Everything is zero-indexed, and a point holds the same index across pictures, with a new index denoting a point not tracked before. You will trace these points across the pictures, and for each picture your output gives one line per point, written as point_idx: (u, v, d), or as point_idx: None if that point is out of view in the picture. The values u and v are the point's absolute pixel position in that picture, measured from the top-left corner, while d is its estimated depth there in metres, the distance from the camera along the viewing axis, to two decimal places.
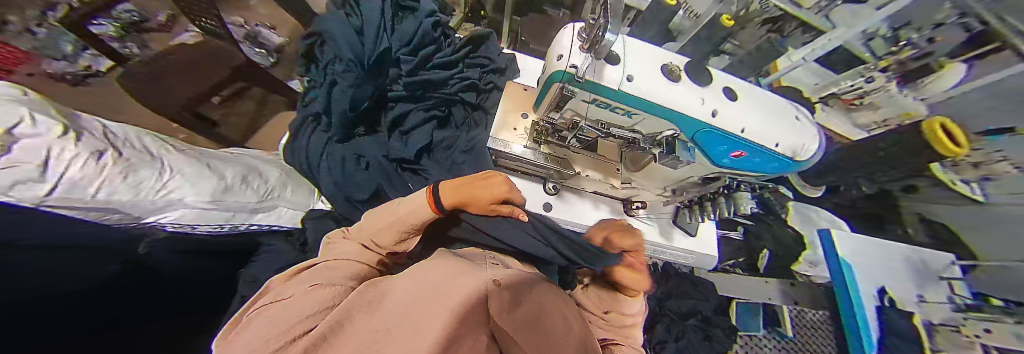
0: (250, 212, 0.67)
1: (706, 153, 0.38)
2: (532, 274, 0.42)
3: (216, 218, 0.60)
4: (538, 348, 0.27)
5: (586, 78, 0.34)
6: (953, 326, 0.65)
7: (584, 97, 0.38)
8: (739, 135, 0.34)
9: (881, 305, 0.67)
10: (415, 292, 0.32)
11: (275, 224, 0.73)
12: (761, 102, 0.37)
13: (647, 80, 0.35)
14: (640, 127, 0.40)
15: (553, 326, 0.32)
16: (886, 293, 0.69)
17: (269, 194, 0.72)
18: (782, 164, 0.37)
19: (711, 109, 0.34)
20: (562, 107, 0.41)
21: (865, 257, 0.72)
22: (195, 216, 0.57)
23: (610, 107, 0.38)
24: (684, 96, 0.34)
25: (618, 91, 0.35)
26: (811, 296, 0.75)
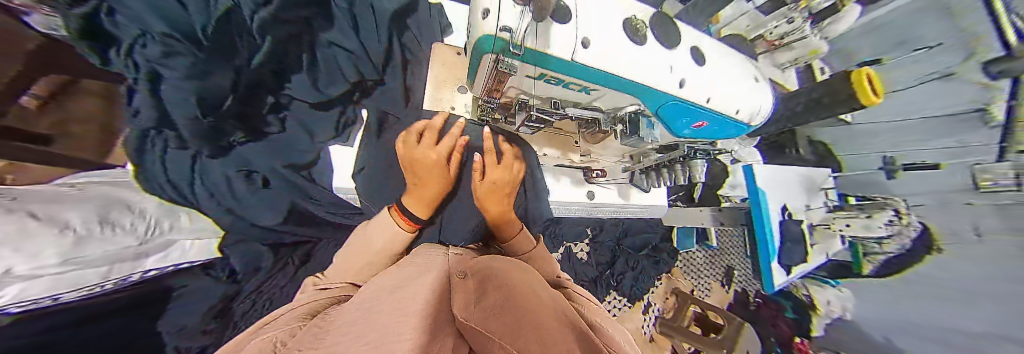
0: (133, 258, 0.49)
1: (669, 125, 0.36)
2: (507, 264, 0.38)
3: (89, 278, 0.41)
4: (509, 320, 0.18)
5: (525, 47, 0.25)
6: (826, 225, 0.80)
7: (527, 72, 0.28)
8: (702, 105, 0.33)
9: (785, 219, 0.74)
10: (370, 307, 0.25)
11: (184, 261, 0.57)
12: (720, 65, 0.34)
13: (606, 41, 0.26)
14: (599, 102, 0.35)
15: (527, 296, 0.25)
16: (787, 210, 0.76)
17: (158, 228, 0.53)
18: (738, 128, 0.39)
19: (679, 78, 0.30)
20: (504, 85, 0.31)
21: (775, 183, 0.76)
22: (49, 285, 0.35)
23: (563, 82, 0.30)
24: (653, 61, 0.28)
25: (571, 63, 0.26)
26: (732, 217, 0.87)
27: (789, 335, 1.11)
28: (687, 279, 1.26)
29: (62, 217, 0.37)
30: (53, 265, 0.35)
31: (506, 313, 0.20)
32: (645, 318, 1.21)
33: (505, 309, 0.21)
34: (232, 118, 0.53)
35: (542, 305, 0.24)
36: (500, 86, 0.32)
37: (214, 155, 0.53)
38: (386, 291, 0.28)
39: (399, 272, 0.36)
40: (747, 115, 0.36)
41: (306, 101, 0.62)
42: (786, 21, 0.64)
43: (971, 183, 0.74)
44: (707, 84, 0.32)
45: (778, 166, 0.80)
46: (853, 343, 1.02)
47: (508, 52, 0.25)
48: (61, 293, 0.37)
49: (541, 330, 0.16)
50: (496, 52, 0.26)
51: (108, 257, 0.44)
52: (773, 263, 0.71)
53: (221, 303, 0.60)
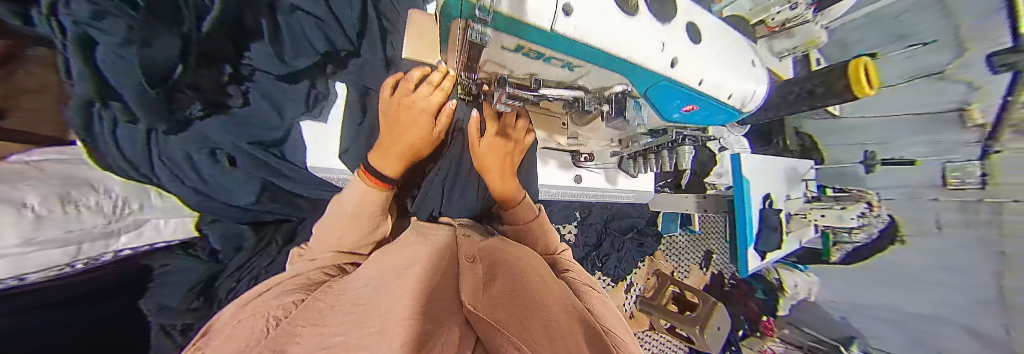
0: (103, 237, 0.46)
1: (658, 108, 0.33)
2: (509, 249, 0.40)
3: (58, 257, 0.39)
4: (521, 319, 0.20)
5: (494, 13, 0.17)
6: (802, 214, 0.82)
7: (505, 44, 0.22)
8: (695, 88, 0.30)
9: (764, 208, 0.77)
10: (383, 286, 0.26)
11: (159, 240, 0.55)
12: (722, 43, 0.33)
13: (592, 9, 0.20)
14: (584, 81, 0.31)
15: (534, 289, 0.27)
16: (768, 199, 0.78)
17: (126, 208, 0.50)
18: (728, 115, 0.37)
19: (672, 56, 0.26)
20: (476, 60, 0.26)
21: (760, 174, 0.77)
22: (12, 266, 0.33)
23: (544, 56, 0.24)
24: (644, 38, 0.23)
25: (550, 34, 0.19)
26: (715, 204, 0.90)
27: (757, 313, 1.16)
28: (669, 261, 1.32)
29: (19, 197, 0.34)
30: (9, 245, 0.32)
31: (510, 310, 0.22)
32: (627, 298, 1.28)
33: (510, 303, 0.24)
34: (188, 88, 0.44)
35: (543, 295, 0.26)
36: (473, 62, 0.26)
37: (170, 130, 0.47)
38: (398, 271, 0.29)
39: (408, 251, 0.37)
40: (739, 99, 0.34)
41: (270, 73, 0.52)
42: (789, 6, 0.62)
43: (939, 181, 0.79)
44: (700, 64, 0.29)
45: (765, 156, 0.80)
46: (816, 324, 1.09)
47: (477, 20, 0.19)
48: (29, 274, 0.35)
49: (548, 333, 0.17)
50: (465, 18, 0.20)
51: (75, 236, 0.41)
52: (750, 249, 0.75)
53: (205, 281, 0.60)
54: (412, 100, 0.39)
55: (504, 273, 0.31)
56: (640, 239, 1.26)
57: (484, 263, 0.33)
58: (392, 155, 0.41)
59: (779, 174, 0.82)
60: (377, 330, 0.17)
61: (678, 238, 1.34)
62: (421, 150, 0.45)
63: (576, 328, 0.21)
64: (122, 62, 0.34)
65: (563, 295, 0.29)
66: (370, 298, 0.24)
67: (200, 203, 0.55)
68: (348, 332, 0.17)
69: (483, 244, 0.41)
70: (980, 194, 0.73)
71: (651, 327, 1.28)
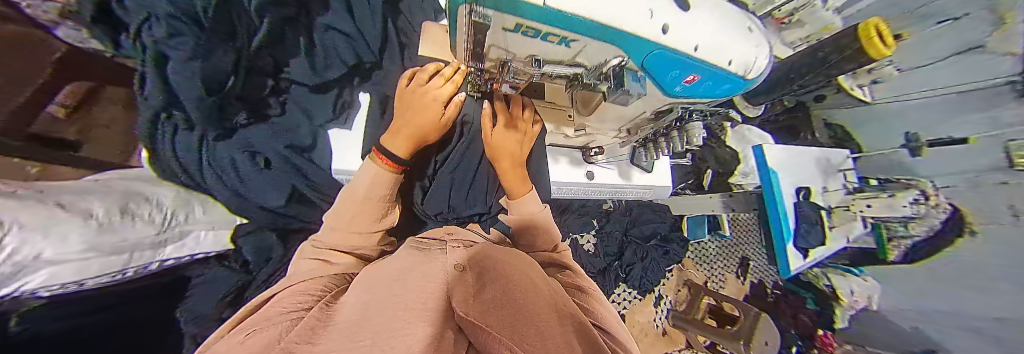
0: (153, 247, 0.47)
1: (657, 79, 0.29)
2: (506, 254, 0.39)
3: (114, 264, 0.40)
4: (509, 328, 0.19)
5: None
6: (845, 206, 0.75)
7: (506, 24, 0.21)
8: (690, 55, 0.25)
9: (798, 201, 0.71)
10: (380, 301, 0.26)
11: (200, 251, 0.56)
12: (716, 6, 0.27)
13: None
14: (582, 58, 0.29)
15: (526, 296, 0.26)
16: (801, 192, 0.73)
17: (173, 219, 0.51)
18: (733, 85, 0.30)
19: (664, 23, 0.22)
20: (482, 43, 0.27)
21: (788, 167, 0.72)
22: (75, 269, 0.35)
23: (540, 33, 0.22)
24: (638, 2, 0.20)
25: (543, 11, 0.18)
26: (744, 202, 0.84)
27: (810, 326, 1.01)
28: (700, 271, 1.22)
29: (86, 206, 0.39)
30: (75, 251, 0.35)
31: (501, 315, 0.21)
32: (657, 312, 1.18)
33: (502, 309, 0.23)
34: (236, 99, 0.55)
35: (535, 300, 0.26)
36: (479, 45, 0.27)
37: (223, 135, 0.59)
38: (395, 284, 0.29)
39: (402, 263, 0.37)
40: (751, 68, 0.28)
41: (305, 84, 0.62)
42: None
43: (1005, 160, 0.69)
44: (702, 29, 0.24)
45: (792, 147, 0.76)
46: (882, 336, 0.95)
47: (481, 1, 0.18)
48: (87, 280, 0.37)
49: (535, 341, 0.17)
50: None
51: (129, 245, 0.43)
52: (790, 246, 0.68)
53: (235, 292, 0.63)
54: (425, 89, 0.44)
55: (492, 279, 0.30)
56: (665, 245, 1.19)
57: (473, 271, 0.33)
58: (400, 135, 0.46)
59: (811, 165, 0.76)
60: (375, 350, 0.16)
61: (709, 244, 1.26)
62: (430, 136, 0.49)
63: (570, 334, 0.20)
64: (186, 72, 0.45)
65: (555, 298, 0.29)
66: (362, 314, 0.23)
67: (237, 207, 0.62)
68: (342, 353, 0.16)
69: (475, 252, 0.41)
70: None
71: (687, 345, 1.16)
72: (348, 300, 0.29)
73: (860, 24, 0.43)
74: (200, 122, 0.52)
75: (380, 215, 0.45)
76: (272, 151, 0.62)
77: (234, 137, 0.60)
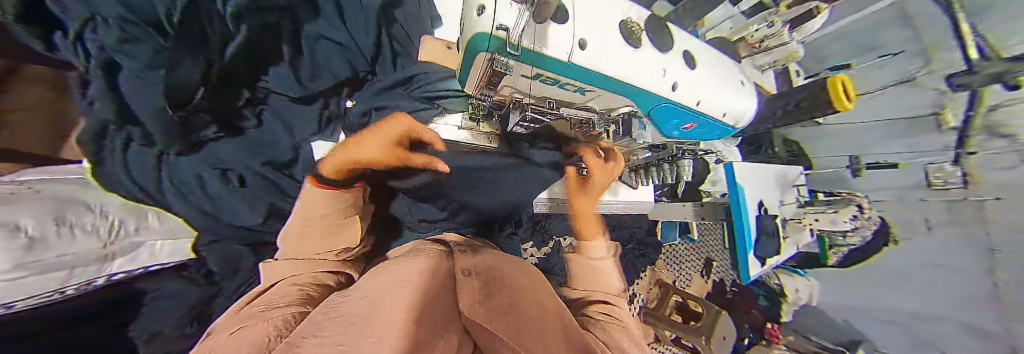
0: (100, 261, 0.44)
1: (660, 127, 0.37)
2: (506, 266, 0.42)
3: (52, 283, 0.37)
4: (518, 333, 0.22)
5: (523, 47, 0.22)
6: (797, 218, 0.84)
7: (524, 73, 0.26)
8: (691, 108, 0.35)
9: (760, 214, 0.78)
10: (386, 295, 0.27)
11: (157, 263, 0.54)
12: (712, 64, 0.38)
13: (603, 45, 0.25)
14: (594, 103, 0.35)
15: (527, 310, 0.28)
16: (763, 205, 0.79)
17: (122, 229, 0.48)
18: (723, 131, 0.43)
19: (673, 81, 0.32)
20: (496, 85, 0.29)
21: (752, 181, 0.78)
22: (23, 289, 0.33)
23: (559, 83, 0.28)
24: (651, 66, 0.29)
25: (567, 64, 0.24)
26: (712, 212, 0.90)
27: (761, 319, 1.11)
28: (670, 270, 1.31)
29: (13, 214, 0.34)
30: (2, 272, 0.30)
31: (505, 321, 0.23)
32: (631, 309, 1.25)
33: (504, 316, 0.24)
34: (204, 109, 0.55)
35: (540, 319, 0.27)
36: (494, 87, 0.29)
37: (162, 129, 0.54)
38: (398, 283, 0.30)
39: (404, 265, 0.38)
40: (732, 118, 0.40)
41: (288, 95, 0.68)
42: (766, 24, 0.61)
43: (924, 181, 0.81)
44: (699, 88, 0.34)
45: (758, 163, 0.83)
46: (818, 327, 1.08)
47: (505, 54, 0.23)
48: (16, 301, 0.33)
49: (542, 344, 0.20)
50: (492, 51, 0.23)
51: (68, 260, 0.39)
52: (750, 256, 0.75)
53: (197, 306, 0.59)
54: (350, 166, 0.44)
55: (498, 289, 0.32)
56: (640, 248, 1.26)
57: (479, 278, 0.34)
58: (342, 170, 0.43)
59: (772, 179, 0.84)
60: (377, 332, 0.18)
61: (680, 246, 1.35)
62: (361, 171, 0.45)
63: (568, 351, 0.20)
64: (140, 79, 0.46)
65: (559, 315, 0.30)
66: (370, 308, 0.24)
67: (209, 223, 0.61)
68: (350, 343, 0.16)
69: (481, 261, 0.42)
70: (964, 194, 0.75)
71: (657, 340, 1.25)
72: (351, 297, 0.29)
73: (827, 80, 0.50)
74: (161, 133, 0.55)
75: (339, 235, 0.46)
76: (247, 170, 0.65)
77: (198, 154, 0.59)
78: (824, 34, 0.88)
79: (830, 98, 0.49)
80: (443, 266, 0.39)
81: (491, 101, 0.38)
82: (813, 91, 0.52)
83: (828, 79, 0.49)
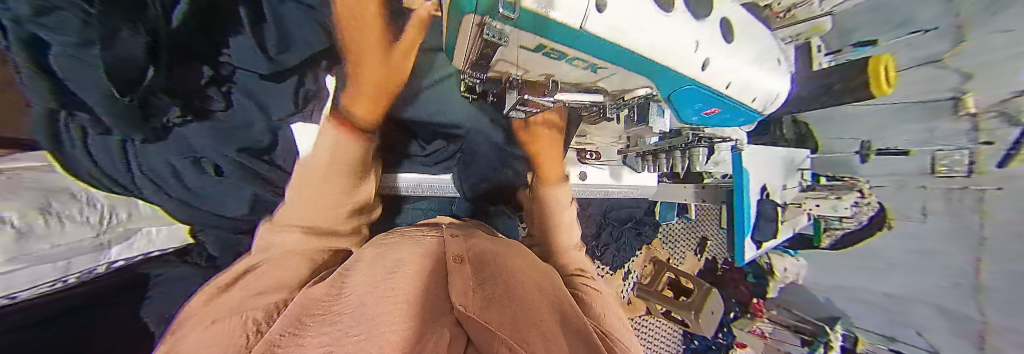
0: (91, 250, 0.47)
1: (679, 110, 0.35)
2: (501, 249, 0.41)
3: (46, 273, 0.40)
4: (514, 320, 0.21)
5: (524, 10, 0.16)
6: (798, 202, 0.83)
7: (524, 43, 0.22)
8: (719, 91, 0.32)
9: (761, 199, 0.76)
10: (376, 286, 0.26)
11: (153, 249, 0.57)
12: (750, 38, 0.33)
13: (626, 6, 0.20)
14: (606, 81, 0.32)
15: (524, 297, 0.27)
16: (766, 190, 0.78)
17: (115, 217, 0.50)
18: (749, 118, 0.40)
19: (704, 57, 0.28)
20: (488, 58, 0.25)
21: (758, 166, 0.76)
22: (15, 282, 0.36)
23: (566, 57, 0.24)
24: (680, 36, 0.25)
25: (578, 32, 0.20)
26: (713, 194, 0.89)
27: (747, 295, 1.20)
28: (665, 249, 1.34)
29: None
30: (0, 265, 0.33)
31: (499, 311, 0.21)
32: (624, 284, 1.30)
33: (500, 304, 0.23)
34: (162, 93, 0.39)
35: (535, 304, 0.26)
36: (490, 60, 0.25)
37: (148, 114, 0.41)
38: (389, 273, 0.29)
39: (397, 252, 0.37)
40: (762, 102, 0.37)
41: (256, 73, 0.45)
42: None
43: (928, 168, 0.79)
44: (730, 66, 0.31)
45: (764, 146, 0.80)
46: (801, 303, 1.14)
47: (495, 17, 0.17)
48: (19, 292, 0.36)
49: (540, 334, 0.19)
50: (480, 13, 0.18)
51: (60, 251, 0.41)
52: (747, 238, 0.75)
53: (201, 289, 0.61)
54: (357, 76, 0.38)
55: (494, 275, 0.31)
56: (638, 228, 1.28)
57: (473, 265, 0.33)
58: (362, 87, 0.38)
59: (778, 163, 0.81)
60: (361, 331, 0.16)
61: (678, 226, 1.37)
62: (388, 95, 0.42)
63: (570, 341, 0.19)
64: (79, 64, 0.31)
65: (554, 300, 0.30)
66: (361, 302, 0.23)
67: (187, 213, 0.57)
68: (334, 343, 0.14)
69: (477, 246, 0.41)
70: (965, 182, 0.74)
71: (647, 312, 1.31)
72: (340, 288, 0.28)
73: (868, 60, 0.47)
74: (116, 126, 0.39)
75: (351, 185, 0.41)
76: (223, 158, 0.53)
77: (166, 141, 0.47)
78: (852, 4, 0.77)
79: (869, 78, 0.46)
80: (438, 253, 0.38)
81: (487, 77, 0.34)
82: (849, 75, 0.48)
83: (871, 59, 0.46)
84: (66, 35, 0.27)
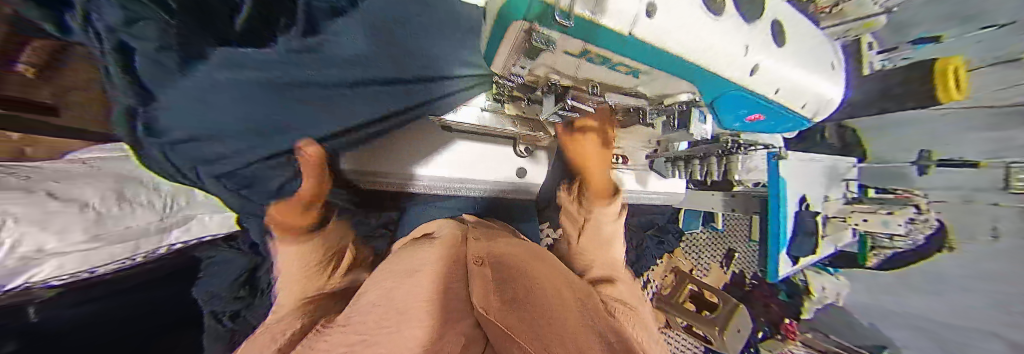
0: (158, 232, 0.54)
1: (724, 117, 0.34)
2: (519, 254, 0.41)
3: (119, 252, 0.47)
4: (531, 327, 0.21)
5: (578, 18, 0.17)
6: (840, 216, 0.76)
7: (569, 48, 0.23)
8: (767, 97, 0.31)
9: (800, 210, 0.71)
10: (396, 295, 0.27)
11: (206, 233, 0.62)
12: (801, 41, 0.32)
13: (677, 11, 0.20)
14: (645, 87, 0.32)
15: (540, 305, 0.27)
16: (805, 200, 0.72)
17: (175, 204, 0.57)
18: (794, 124, 0.38)
19: (753, 62, 0.27)
20: (532, 59, 0.25)
21: (798, 174, 0.71)
22: (83, 259, 0.42)
23: (610, 62, 0.25)
24: (731, 41, 0.24)
25: (627, 39, 0.20)
26: (745, 203, 0.84)
27: (779, 315, 1.08)
28: (688, 259, 1.25)
29: (78, 195, 0.42)
30: (81, 242, 0.41)
31: (524, 304, 0.24)
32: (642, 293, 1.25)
33: (518, 310, 0.23)
34: None
35: (555, 311, 0.26)
36: (533, 63, 0.27)
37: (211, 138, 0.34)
38: (409, 277, 0.31)
39: (422, 253, 0.39)
40: (811, 108, 0.35)
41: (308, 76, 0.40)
42: None
43: (1003, 182, 0.73)
44: (780, 72, 0.29)
45: (805, 154, 0.74)
46: (841, 328, 1.04)
47: (547, 23, 0.18)
48: (96, 267, 0.44)
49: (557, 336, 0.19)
50: (532, 19, 0.19)
51: (133, 233, 0.49)
52: (782, 253, 0.70)
53: (245, 274, 0.68)
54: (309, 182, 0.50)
55: (512, 279, 0.31)
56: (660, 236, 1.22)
57: (492, 267, 0.34)
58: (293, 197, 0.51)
59: (819, 172, 0.75)
60: (384, 339, 0.18)
61: (702, 235, 1.25)
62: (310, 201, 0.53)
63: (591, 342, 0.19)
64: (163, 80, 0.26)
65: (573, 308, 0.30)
66: (384, 310, 0.25)
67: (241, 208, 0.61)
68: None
69: (497, 248, 0.42)
70: None
71: (666, 324, 1.24)
72: (369, 297, 0.30)
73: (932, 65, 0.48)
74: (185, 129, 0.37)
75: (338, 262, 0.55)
76: None
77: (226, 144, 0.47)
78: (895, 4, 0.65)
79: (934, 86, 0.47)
80: (457, 252, 0.39)
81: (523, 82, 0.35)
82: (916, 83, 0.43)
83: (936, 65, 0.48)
84: (148, 42, 0.22)
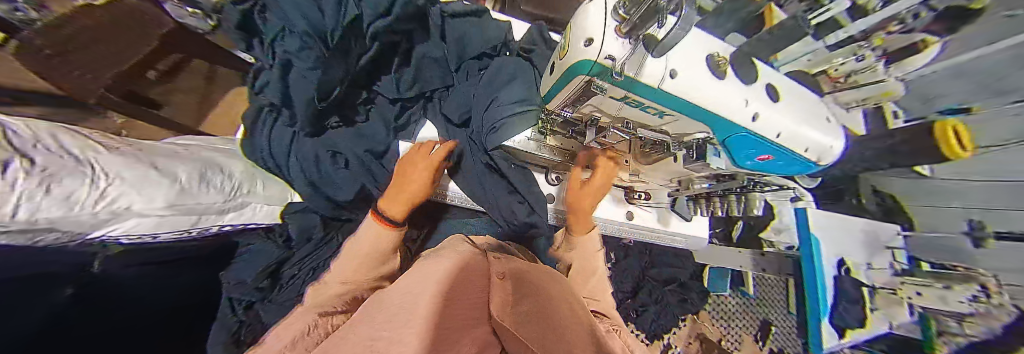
0: (218, 212, 0.61)
1: (734, 155, 0.38)
2: (537, 276, 0.41)
3: (183, 222, 0.54)
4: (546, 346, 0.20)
5: (625, 76, 0.27)
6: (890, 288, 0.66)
7: (614, 94, 0.32)
8: (769, 140, 0.34)
9: (837, 274, 0.65)
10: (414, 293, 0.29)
11: (253, 221, 0.69)
12: (800, 101, 0.37)
13: (690, 76, 0.28)
14: (669, 127, 0.39)
15: (557, 324, 0.26)
16: (844, 264, 0.66)
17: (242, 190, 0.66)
18: (805, 168, 0.41)
19: (753, 112, 0.32)
20: (587, 97, 0.35)
21: (829, 232, 0.67)
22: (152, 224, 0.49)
23: (642, 105, 0.33)
24: (730, 97, 0.30)
25: (657, 90, 0.28)
26: (777, 264, 0.78)
27: None
28: (717, 327, 1.11)
29: (175, 170, 0.52)
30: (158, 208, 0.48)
31: (530, 326, 0.23)
32: None
33: (533, 327, 0.23)
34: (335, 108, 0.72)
35: (571, 335, 0.25)
36: (584, 100, 0.36)
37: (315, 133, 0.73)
38: (427, 277, 0.32)
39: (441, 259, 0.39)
40: (814, 153, 0.37)
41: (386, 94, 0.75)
42: (857, 57, 0.47)
43: None
44: (779, 119, 0.34)
45: (835, 213, 0.71)
46: None
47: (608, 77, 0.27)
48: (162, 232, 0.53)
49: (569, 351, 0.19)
50: (592, 74, 0.29)
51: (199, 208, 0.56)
52: (827, 323, 0.61)
53: (271, 266, 0.73)
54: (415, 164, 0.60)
55: (530, 296, 0.31)
56: (683, 292, 1.12)
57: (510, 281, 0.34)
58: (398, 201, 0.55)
59: (857, 236, 0.69)
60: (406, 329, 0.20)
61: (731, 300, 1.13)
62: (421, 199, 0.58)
63: None
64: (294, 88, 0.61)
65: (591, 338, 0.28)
66: (404, 305, 0.26)
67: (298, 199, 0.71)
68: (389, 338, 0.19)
69: (513, 265, 0.42)
70: None
71: None
72: (388, 295, 0.32)
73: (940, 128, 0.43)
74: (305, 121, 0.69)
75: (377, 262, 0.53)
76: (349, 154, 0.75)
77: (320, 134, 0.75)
78: (937, 70, 0.58)
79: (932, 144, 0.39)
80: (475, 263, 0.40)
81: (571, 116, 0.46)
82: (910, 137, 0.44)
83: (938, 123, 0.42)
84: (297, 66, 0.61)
